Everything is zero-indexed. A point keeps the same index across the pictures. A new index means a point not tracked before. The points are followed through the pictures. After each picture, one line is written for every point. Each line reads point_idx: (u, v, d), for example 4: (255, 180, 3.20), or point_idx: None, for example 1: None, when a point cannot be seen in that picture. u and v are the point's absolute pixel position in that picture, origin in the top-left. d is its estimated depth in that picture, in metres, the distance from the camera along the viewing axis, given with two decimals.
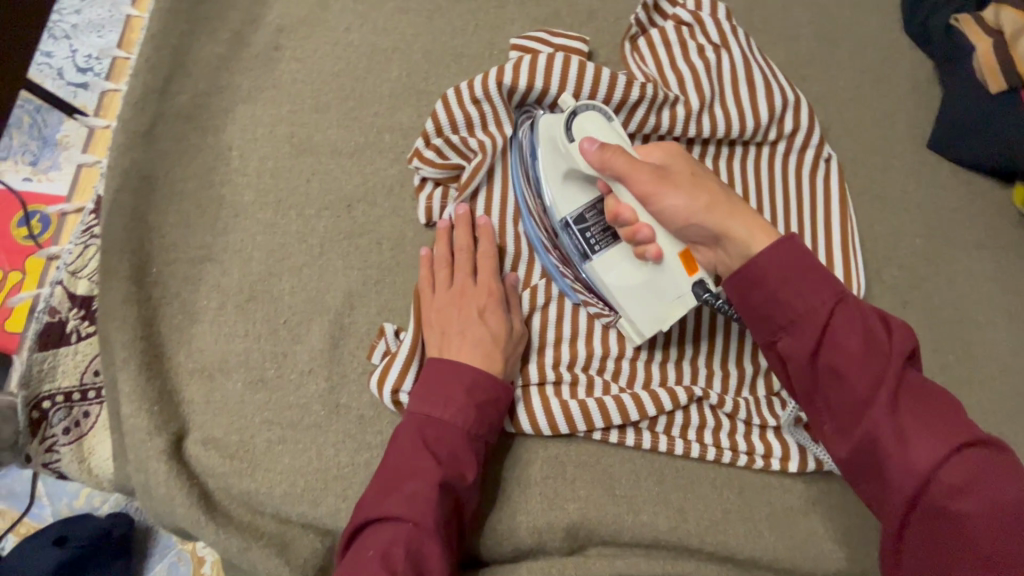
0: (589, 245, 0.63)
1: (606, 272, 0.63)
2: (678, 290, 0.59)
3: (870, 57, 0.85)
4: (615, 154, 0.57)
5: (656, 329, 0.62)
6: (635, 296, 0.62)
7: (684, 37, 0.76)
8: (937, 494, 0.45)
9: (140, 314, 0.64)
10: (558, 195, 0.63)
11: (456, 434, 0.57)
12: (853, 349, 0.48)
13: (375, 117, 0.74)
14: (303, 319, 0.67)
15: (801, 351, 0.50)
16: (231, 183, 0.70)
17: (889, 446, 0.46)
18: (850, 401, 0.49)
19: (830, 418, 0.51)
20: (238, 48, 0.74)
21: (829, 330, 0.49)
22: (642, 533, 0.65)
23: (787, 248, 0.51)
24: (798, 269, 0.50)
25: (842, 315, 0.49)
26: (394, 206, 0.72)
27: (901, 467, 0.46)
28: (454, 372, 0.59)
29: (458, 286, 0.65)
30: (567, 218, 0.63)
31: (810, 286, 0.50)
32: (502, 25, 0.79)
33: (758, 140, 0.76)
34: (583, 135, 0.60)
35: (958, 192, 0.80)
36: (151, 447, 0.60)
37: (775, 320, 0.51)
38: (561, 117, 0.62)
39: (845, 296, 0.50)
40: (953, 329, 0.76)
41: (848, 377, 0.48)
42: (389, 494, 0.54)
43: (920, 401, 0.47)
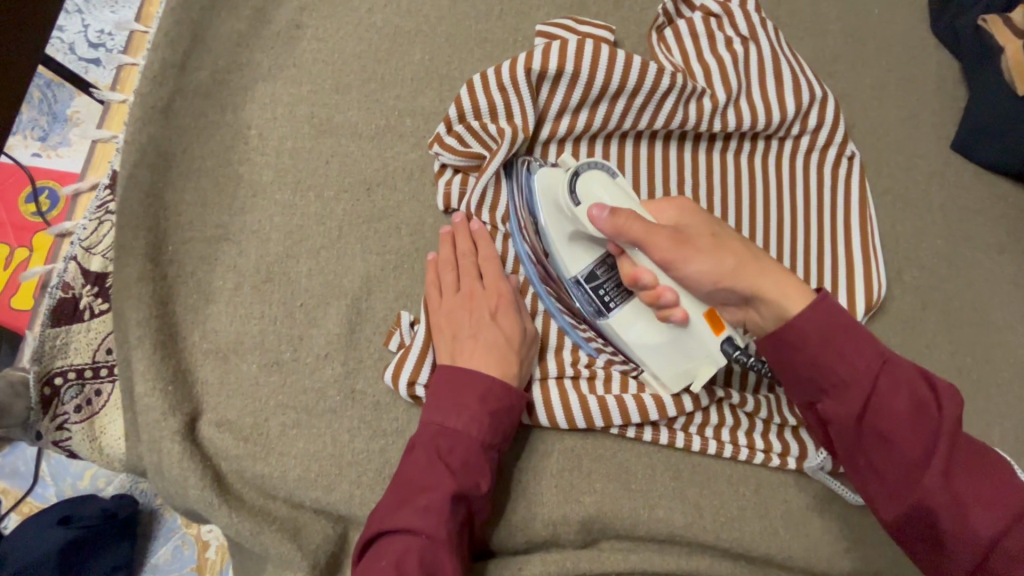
0: (604, 302, 0.61)
1: (626, 330, 0.61)
2: (706, 349, 0.58)
3: (897, 55, 0.84)
4: (631, 221, 0.54)
5: (685, 384, 0.61)
6: (660, 354, 0.60)
7: (712, 28, 0.74)
8: (995, 557, 0.47)
9: (154, 292, 0.63)
10: (566, 256, 0.61)
11: (469, 444, 0.56)
12: (901, 415, 0.49)
13: (396, 100, 0.73)
14: (320, 302, 0.66)
15: (848, 416, 0.51)
16: (250, 162, 0.69)
17: (947, 514, 0.48)
18: (902, 466, 0.49)
19: (876, 480, 0.51)
20: (259, 24, 0.72)
21: (876, 395, 0.50)
22: (658, 528, 0.64)
23: (829, 310, 0.51)
24: (843, 333, 0.50)
25: (889, 379, 0.50)
26: (414, 191, 0.71)
27: (958, 532, 0.47)
28: (466, 379, 0.58)
29: (466, 291, 0.63)
30: (578, 277, 0.61)
31: (856, 350, 0.50)
32: (528, 11, 0.78)
33: (782, 134, 0.75)
34: (590, 199, 0.56)
35: (980, 195, 0.80)
36: (165, 427, 0.59)
37: (819, 385, 0.51)
38: (562, 176, 0.59)
39: (888, 356, 0.50)
40: (973, 332, 0.75)
41: (898, 444, 0.49)
42: (403, 506, 0.54)
43: (966, 463, 0.49)
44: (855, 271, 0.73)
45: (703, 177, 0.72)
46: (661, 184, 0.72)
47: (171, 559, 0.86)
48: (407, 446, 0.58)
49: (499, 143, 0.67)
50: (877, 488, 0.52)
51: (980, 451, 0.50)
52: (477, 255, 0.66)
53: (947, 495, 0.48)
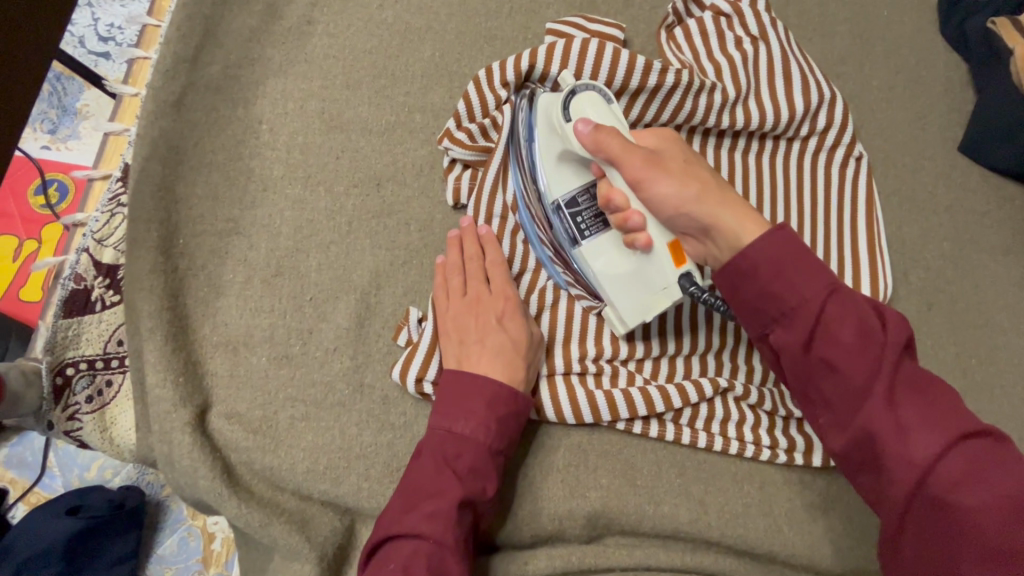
0: (579, 230, 0.61)
1: (593, 257, 0.61)
2: (664, 281, 0.58)
3: (905, 56, 0.84)
4: (611, 136, 0.55)
5: (639, 319, 0.60)
6: (621, 283, 0.60)
7: (722, 27, 0.75)
8: (937, 485, 0.45)
9: (166, 284, 0.63)
10: (551, 177, 0.61)
11: (475, 450, 0.57)
12: (847, 341, 0.48)
13: (407, 96, 0.73)
14: (329, 297, 0.66)
15: (794, 343, 0.50)
16: (261, 157, 0.69)
17: (888, 439, 0.46)
18: (847, 393, 0.48)
19: (825, 411, 0.50)
20: (271, 19, 0.73)
21: (823, 321, 0.49)
22: (662, 524, 0.65)
23: (780, 238, 0.50)
24: (791, 258, 0.50)
25: (838, 306, 0.49)
26: (423, 187, 0.71)
27: (900, 459, 0.46)
28: (475, 385, 0.59)
29: (473, 296, 0.64)
30: (558, 201, 0.61)
31: (803, 276, 0.49)
32: (538, 9, 0.78)
33: (789, 135, 0.75)
34: (579, 117, 0.57)
35: (987, 197, 0.80)
36: (176, 418, 0.60)
37: (768, 312, 0.51)
38: (560, 96, 0.59)
39: (839, 285, 0.50)
40: (977, 333, 0.76)
41: (843, 369, 0.48)
42: (410, 511, 0.54)
43: (915, 392, 0.47)
44: (861, 271, 0.73)
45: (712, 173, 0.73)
46: None
47: (178, 550, 0.87)
48: (414, 451, 0.59)
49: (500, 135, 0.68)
50: (826, 418, 0.51)
51: (933, 381, 0.48)
52: (485, 259, 0.66)
53: (890, 420, 0.46)
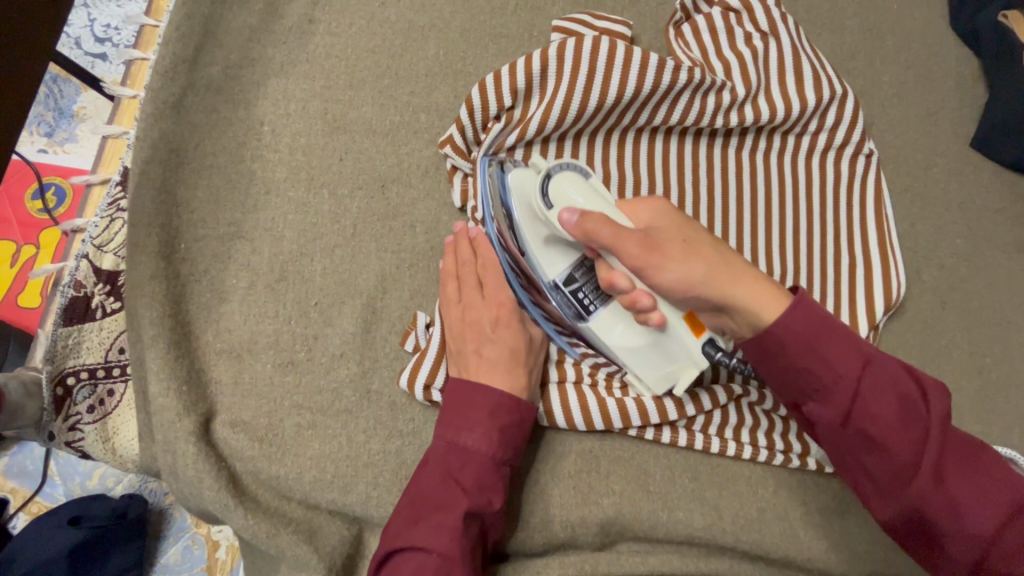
0: (584, 306, 0.57)
1: (606, 331, 0.58)
2: (688, 352, 0.56)
3: (916, 51, 0.83)
4: (602, 224, 0.51)
5: (666, 387, 0.58)
6: (642, 355, 0.57)
7: (731, 24, 0.73)
8: (996, 555, 0.46)
9: (168, 291, 0.62)
10: (542, 258, 0.57)
11: (479, 462, 0.56)
12: (888, 418, 0.47)
13: (411, 96, 0.72)
14: (335, 302, 0.65)
15: (835, 421, 0.49)
16: (263, 159, 0.68)
17: (944, 517, 0.47)
18: (893, 468, 0.48)
19: (870, 484, 0.50)
20: (271, 19, 0.71)
21: (860, 397, 0.48)
22: (677, 529, 0.63)
23: (809, 311, 0.49)
24: (823, 334, 0.49)
25: (873, 379, 0.48)
26: (429, 189, 0.70)
27: (960, 535, 0.47)
28: (475, 395, 0.58)
29: (469, 303, 0.62)
30: (556, 280, 0.57)
31: (837, 351, 0.48)
32: (543, 6, 0.77)
33: (798, 131, 0.74)
34: (564, 203, 0.53)
35: (999, 193, 0.79)
36: (180, 428, 0.58)
37: (805, 388, 0.50)
38: (534, 177, 0.55)
39: (871, 356, 0.49)
40: (992, 331, 0.75)
41: (890, 448, 0.47)
42: (415, 525, 0.53)
43: (958, 462, 0.47)
44: (873, 269, 0.72)
45: (719, 173, 0.72)
46: (677, 181, 0.70)
47: (181, 559, 0.86)
48: (417, 466, 0.58)
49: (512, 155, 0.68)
50: (871, 490, 0.50)
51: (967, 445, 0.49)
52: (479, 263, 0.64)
53: (941, 497, 0.47)
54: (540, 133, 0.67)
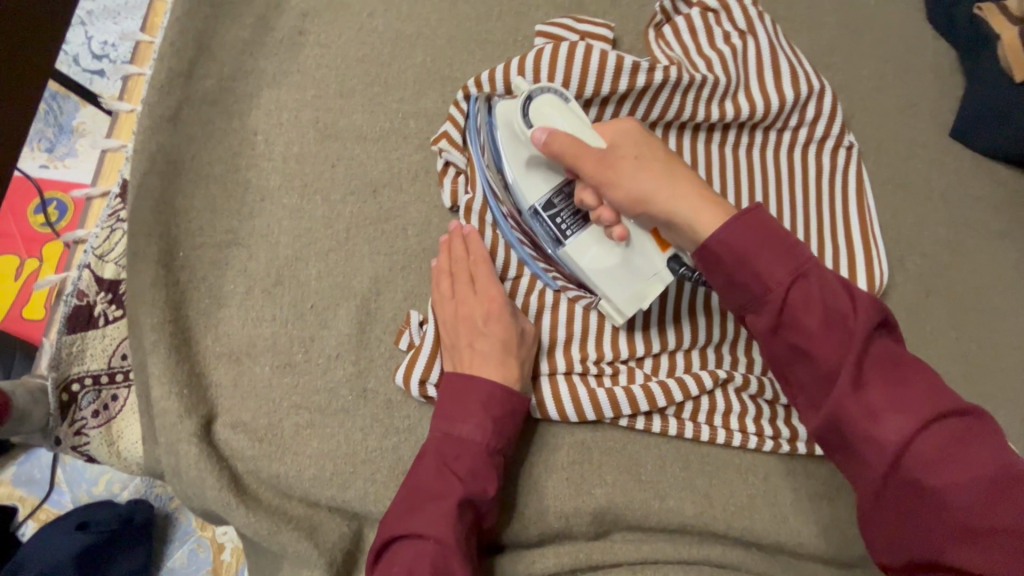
0: (561, 231, 0.62)
1: (579, 254, 0.62)
2: (653, 268, 0.60)
3: (894, 45, 0.85)
4: (566, 140, 0.56)
5: (636, 307, 0.61)
6: (612, 275, 0.61)
7: (710, 23, 0.75)
8: (909, 465, 0.45)
9: (168, 297, 0.64)
10: (523, 183, 0.62)
11: (473, 451, 0.57)
12: (812, 323, 0.49)
13: (400, 103, 0.74)
14: (330, 305, 0.67)
15: (763, 328, 0.51)
16: (258, 168, 0.70)
17: (855, 422, 0.47)
18: (818, 373, 0.49)
19: (802, 392, 0.52)
20: (263, 32, 0.74)
21: (789, 305, 0.50)
22: (669, 518, 0.65)
23: (744, 223, 0.51)
24: (753, 243, 0.51)
25: (801, 289, 0.50)
26: (419, 192, 0.72)
27: (868, 441, 0.46)
28: (468, 387, 0.59)
29: (462, 297, 0.64)
30: (535, 206, 0.62)
31: (767, 261, 0.50)
32: (526, 11, 0.79)
33: (779, 125, 0.76)
34: (541, 121, 0.58)
35: (980, 181, 0.80)
36: (182, 430, 0.60)
37: (740, 297, 0.52)
38: (517, 102, 0.60)
39: (807, 268, 0.50)
40: (976, 317, 0.76)
41: (813, 352, 0.49)
42: (412, 513, 0.55)
43: (883, 373, 0.47)
44: (857, 259, 0.74)
45: (702, 168, 0.73)
46: None
47: (187, 562, 0.87)
48: (415, 457, 0.59)
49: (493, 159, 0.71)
50: (802, 398, 0.52)
51: (906, 361, 0.47)
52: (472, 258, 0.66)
53: (856, 403, 0.47)
54: None
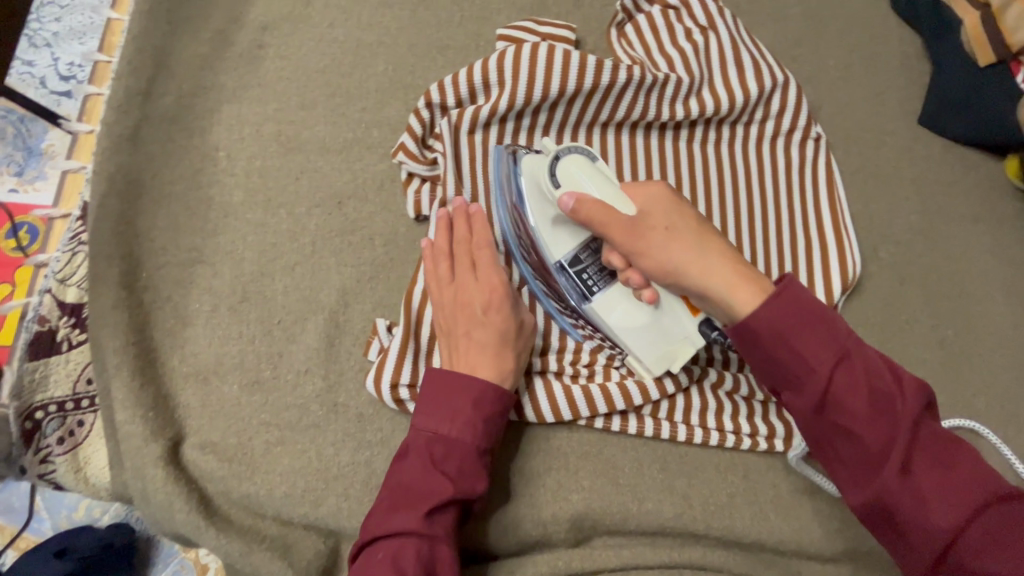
0: (588, 287, 0.61)
1: (608, 312, 0.61)
2: (684, 330, 0.60)
3: (859, 35, 0.84)
4: (594, 208, 0.56)
5: (665, 368, 0.62)
6: (642, 335, 0.61)
7: (671, 20, 0.75)
8: (959, 547, 0.47)
9: (131, 319, 0.63)
10: (549, 239, 0.61)
11: (463, 450, 0.57)
12: (857, 407, 0.50)
13: (362, 112, 0.73)
14: (298, 319, 0.66)
15: (807, 409, 0.52)
16: (220, 184, 0.69)
17: (905, 506, 0.49)
18: (862, 454, 0.51)
19: (841, 467, 0.53)
20: (222, 47, 0.73)
21: (834, 390, 0.51)
22: (649, 521, 0.64)
23: (790, 306, 0.51)
24: (798, 327, 0.51)
25: (845, 372, 0.51)
26: (385, 202, 0.71)
27: (918, 524, 0.48)
28: (462, 383, 0.58)
29: (460, 284, 0.63)
30: (561, 261, 0.61)
31: (814, 346, 0.51)
32: (488, 15, 0.79)
33: (745, 120, 0.75)
34: (569, 182, 0.58)
35: (951, 167, 0.80)
36: (147, 453, 0.59)
37: (783, 377, 0.53)
38: (544, 159, 0.60)
39: (849, 350, 0.51)
40: (952, 304, 0.76)
41: (857, 434, 0.50)
42: (400, 510, 0.55)
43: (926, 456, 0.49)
44: (829, 249, 0.73)
45: (670, 166, 0.73)
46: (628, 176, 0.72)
47: None
48: (401, 449, 0.59)
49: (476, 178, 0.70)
50: (842, 473, 0.53)
51: (944, 440, 0.50)
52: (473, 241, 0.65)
53: (904, 488, 0.49)
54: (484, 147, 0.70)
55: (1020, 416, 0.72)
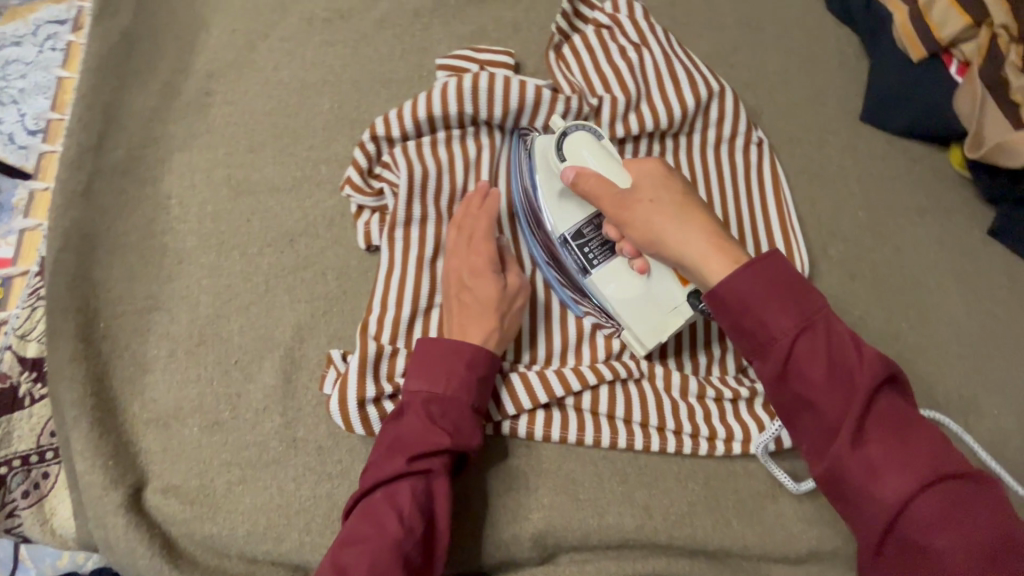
0: (588, 260, 0.65)
1: (605, 284, 0.64)
2: (673, 300, 0.63)
3: (797, 38, 0.86)
4: (590, 179, 0.61)
5: (655, 340, 0.63)
6: (633, 306, 0.63)
7: (605, 40, 0.77)
8: (907, 524, 0.45)
9: (89, 369, 0.65)
10: (556, 213, 0.65)
11: (459, 408, 0.60)
12: (817, 376, 0.50)
13: (310, 150, 0.75)
14: (255, 358, 0.68)
15: (770, 376, 0.51)
16: (173, 231, 0.71)
17: (857, 478, 0.47)
18: (822, 423, 0.49)
19: (803, 441, 0.52)
20: (170, 98, 0.76)
21: (796, 357, 0.50)
22: (610, 535, 0.65)
23: (755, 276, 0.53)
24: (765, 297, 0.52)
25: (807, 341, 0.50)
26: (337, 236, 0.73)
27: (867, 497, 0.47)
28: (453, 345, 0.61)
29: (457, 248, 0.67)
30: (565, 235, 0.65)
31: (775, 314, 0.51)
32: (429, 46, 0.81)
33: (686, 130, 0.77)
34: (574, 158, 0.64)
35: (895, 161, 0.81)
36: (108, 501, 0.61)
37: (751, 342, 0.53)
38: (552, 138, 0.66)
39: (814, 322, 0.51)
40: (905, 298, 0.76)
41: (816, 403, 0.50)
42: (399, 455, 0.58)
43: (887, 430, 0.47)
44: None
45: None
46: None
47: None
48: (397, 407, 0.61)
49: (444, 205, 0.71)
50: (804, 447, 0.52)
51: (910, 419, 0.48)
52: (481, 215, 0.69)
53: (857, 461, 0.47)
54: (428, 181, 0.70)
55: (979, 405, 0.73)
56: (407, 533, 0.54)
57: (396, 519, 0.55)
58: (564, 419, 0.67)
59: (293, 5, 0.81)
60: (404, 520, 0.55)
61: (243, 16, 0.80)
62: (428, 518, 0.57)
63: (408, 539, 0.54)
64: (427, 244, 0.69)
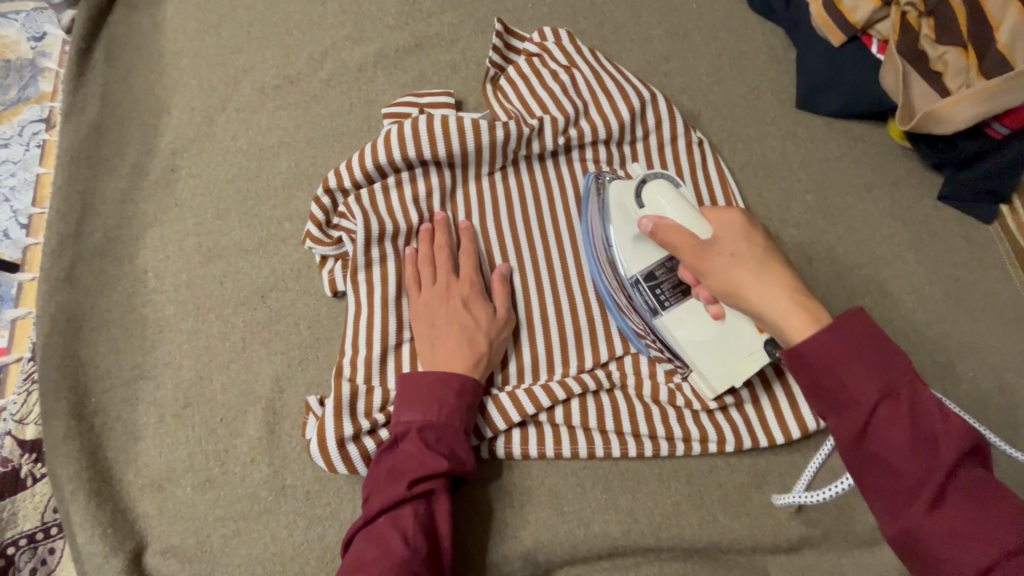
0: (659, 302, 0.66)
1: (675, 327, 0.65)
2: (749, 346, 0.62)
3: (725, 39, 0.90)
4: (669, 232, 0.59)
5: (727, 383, 0.64)
6: (706, 351, 0.64)
7: (537, 67, 0.82)
8: None
9: (83, 445, 0.68)
10: (629, 254, 0.66)
11: (453, 432, 0.62)
12: (900, 438, 0.44)
13: (273, 210, 0.79)
14: (238, 414, 0.70)
15: (847, 435, 0.46)
16: (152, 302, 0.75)
17: (931, 543, 0.43)
18: (900, 484, 0.45)
19: (872, 499, 0.47)
20: (138, 178, 0.81)
21: (877, 419, 0.45)
22: (599, 543, 0.66)
23: (842, 331, 0.47)
24: (849, 356, 0.46)
25: (891, 405, 0.45)
26: (305, 287, 0.76)
27: (940, 564, 0.42)
28: (442, 380, 0.63)
29: (442, 286, 0.70)
30: (636, 276, 0.66)
31: (857, 373, 0.46)
32: (376, 97, 0.85)
33: (629, 139, 0.80)
34: (653, 208, 0.63)
35: (836, 142, 0.83)
36: (109, 568, 0.64)
37: (829, 401, 0.47)
38: (630, 184, 0.66)
39: (899, 385, 0.45)
40: (865, 273, 0.77)
41: (894, 465, 0.45)
42: (398, 481, 0.59)
43: (969, 495, 0.43)
44: None
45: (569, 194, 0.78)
46: (519, 217, 0.77)
47: None
48: (390, 438, 0.62)
49: (402, 245, 0.75)
50: (871, 505, 0.47)
51: (998, 488, 0.43)
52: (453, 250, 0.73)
53: (933, 526, 0.43)
54: (384, 227, 0.73)
55: (955, 371, 0.72)
56: (413, 554, 0.56)
57: (401, 540, 0.56)
58: (540, 434, 0.68)
59: (245, 76, 0.86)
60: (409, 541, 0.57)
61: (201, 93, 0.85)
62: (431, 537, 0.59)
63: (414, 559, 0.56)
64: (388, 280, 0.72)
